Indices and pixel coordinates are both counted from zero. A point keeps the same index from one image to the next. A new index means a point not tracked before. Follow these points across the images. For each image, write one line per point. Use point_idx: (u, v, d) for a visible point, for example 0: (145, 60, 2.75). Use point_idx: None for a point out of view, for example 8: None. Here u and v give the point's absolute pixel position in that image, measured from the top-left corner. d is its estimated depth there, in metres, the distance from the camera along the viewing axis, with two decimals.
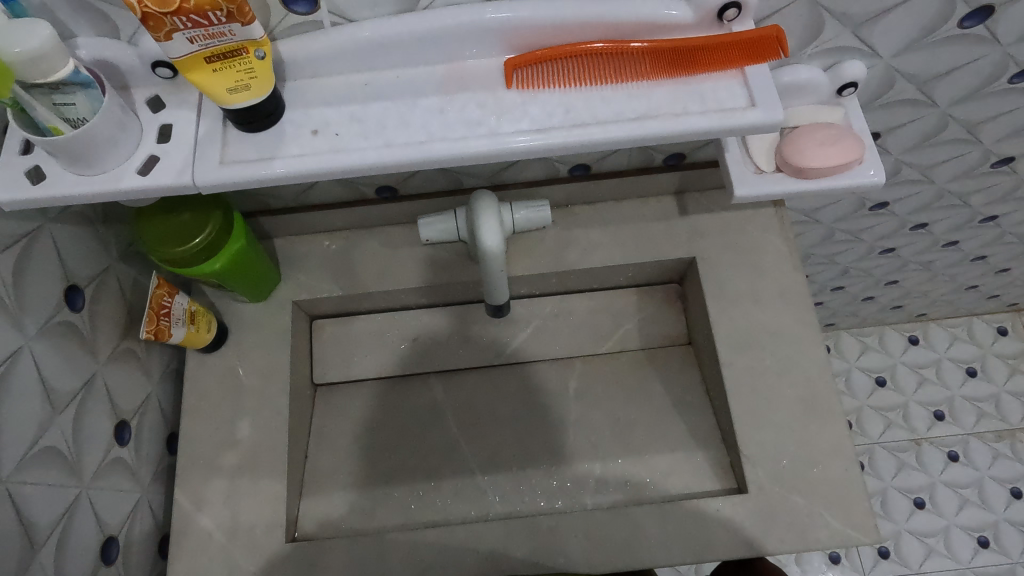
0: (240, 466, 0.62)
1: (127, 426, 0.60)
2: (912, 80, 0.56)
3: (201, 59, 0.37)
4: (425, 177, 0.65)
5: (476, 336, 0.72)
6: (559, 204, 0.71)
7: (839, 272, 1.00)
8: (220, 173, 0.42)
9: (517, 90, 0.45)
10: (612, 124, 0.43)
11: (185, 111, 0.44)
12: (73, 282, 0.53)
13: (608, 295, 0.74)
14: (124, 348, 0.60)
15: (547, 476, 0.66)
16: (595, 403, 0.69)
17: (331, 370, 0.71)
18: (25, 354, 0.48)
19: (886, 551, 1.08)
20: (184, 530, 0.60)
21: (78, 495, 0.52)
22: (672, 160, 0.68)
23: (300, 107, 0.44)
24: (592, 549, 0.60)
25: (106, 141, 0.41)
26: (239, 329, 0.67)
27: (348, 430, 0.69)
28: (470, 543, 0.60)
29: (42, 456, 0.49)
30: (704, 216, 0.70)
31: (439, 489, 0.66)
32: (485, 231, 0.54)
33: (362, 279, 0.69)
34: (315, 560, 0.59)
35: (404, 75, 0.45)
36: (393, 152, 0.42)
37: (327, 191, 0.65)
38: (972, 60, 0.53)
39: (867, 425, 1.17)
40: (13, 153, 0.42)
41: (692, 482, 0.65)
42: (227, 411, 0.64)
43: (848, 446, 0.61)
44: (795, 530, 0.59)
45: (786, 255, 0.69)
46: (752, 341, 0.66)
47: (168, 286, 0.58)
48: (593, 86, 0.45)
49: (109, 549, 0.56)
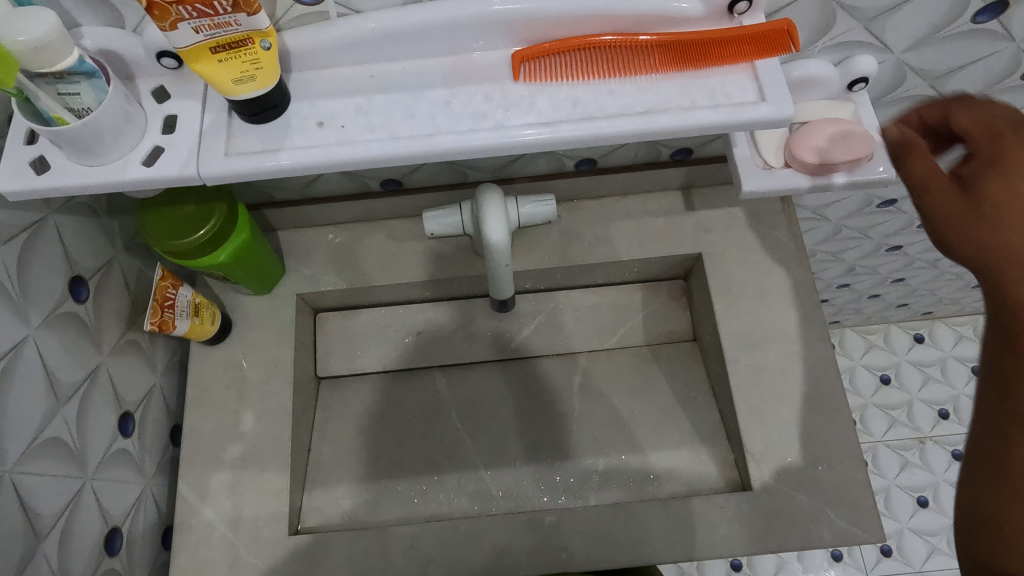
0: (243, 458, 0.62)
1: (131, 417, 0.60)
2: (923, 76, 0.55)
3: (207, 49, 0.36)
4: (431, 171, 0.64)
5: (480, 330, 0.72)
6: (565, 198, 0.71)
7: (846, 269, 0.99)
8: (226, 164, 0.42)
9: (525, 83, 0.44)
10: (620, 118, 0.42)
11: (190, 102, 0.44)
12: (76, 274, 0.53)
13: (613, 290, 0.74)
14: (128, 339, 0.59)
15: (551, 471, 0.66)
16: (599, 399, 0.69)
17: (335, 364, 0.71)
18: (29, 345, 0.48)
19: (888, 549, 1.08)
20: (187, 522, 0.60)
21: (81, 487, 0.52)
22: (679, 156, 0.67)
23: (305, 98, 0.44)
24: (596, 545, 0.59)
25: (112, 131, 0.41)
26: (243, 322, 0.67)
27: (351, 423, 0.69)
28: (473, 537, 0.60)
29: (46, 447, 0.49)
30: (711, 212, 0.70)
31: (442, 484, 0.66)
32: (491, 224, 0.54)
33: (366, 272, 0.69)
34: (318, 552, 0.59)
35: (410, 67, 0.44)
36: (399, 144, 0.42)
37: (332, 184, 0.65)
38: (985, 56, 0.53)
39: (871, 423, 1.16)
40: (18, 142, 0.42)
41: (696, 479, 0.65)
42: (230, 404, 0.64)
43: (853, 444, 0.61)
44: (800, 529, 0.59)
45: (793, 252, 0.68)
46: (758, 337, 0.65)
47: (173, 278, 0.57)
48: (602, 79, 0.44)
49: (112, 540, 0.56)
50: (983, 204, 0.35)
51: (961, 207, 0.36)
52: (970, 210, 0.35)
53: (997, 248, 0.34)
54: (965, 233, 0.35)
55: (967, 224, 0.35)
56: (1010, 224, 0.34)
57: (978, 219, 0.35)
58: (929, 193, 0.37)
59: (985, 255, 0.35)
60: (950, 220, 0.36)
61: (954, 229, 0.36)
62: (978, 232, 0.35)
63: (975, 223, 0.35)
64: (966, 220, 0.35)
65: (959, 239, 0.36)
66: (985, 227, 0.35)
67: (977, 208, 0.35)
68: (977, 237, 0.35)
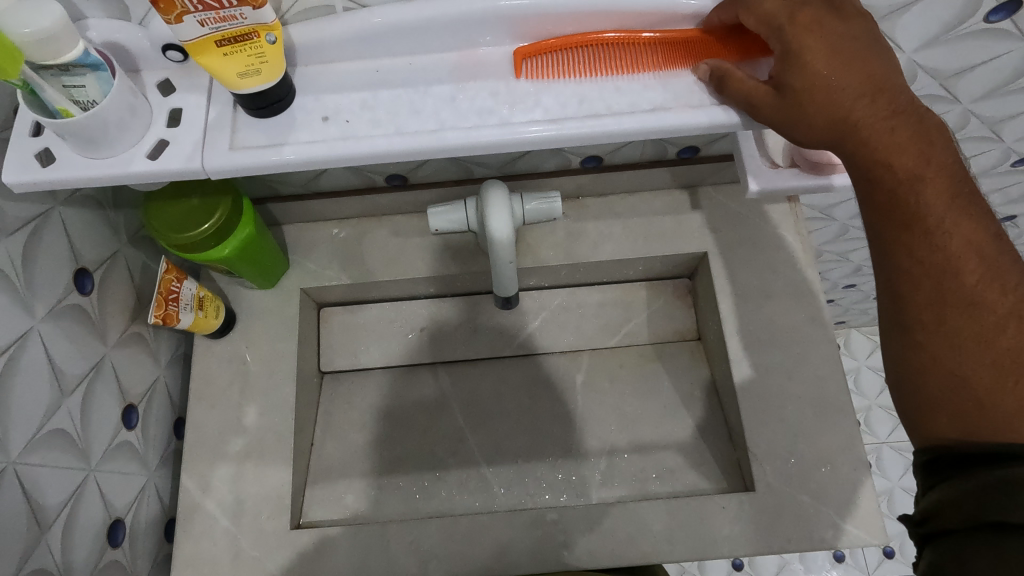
0: (246, 452, 0.63)
1: (135, 410, 0.60)
2: (934, 76, 0.55)
3: (212, 42, 0.36)
4: (436, 167, 0.64)
5: (484, 327, 0.72)
6: (570, 195, 0.70)
7: (853, 269, 0.98)
8: (230, 158, 0.42)
9: (530, 79, 0.44)
10: (626, 116, 0.42)
11: (195, 95, 0.44)
12: (81, 266, 0.53)
13: (617, 288, 0.74)
14: (133, 332, 0.60)
15: (553, 468, 0.66)
16: (601, 397, 0.69)
17: (339, 359, 0.71)
18: (34, 336, 0.48)
19: (891, 551, 1.07)
20: (190, 515, 0.61)
21: (85, 478, 0.52)
22: (686, 154, 0.66)
23: (311, 93, 0.44)
24: (597, 543, 0.59)
25: (117, 124, 0.40)
26: (247, 315, 0.67)
27: (354, 418, 0.69)
28: (475, 533, 0.60)
29: (51, 438, 0.49)
30: (717, 211, 0.69)
31: (445, 480, 0.66)
32: (495, 222, 0.54)
33: (370, 267, 0.69)
34: (319, 547, 0.59)
35: (416, 62, 0.44)
36: (405, 139, 0.42)
37: (337, 179, 0.65)
38: (997, 56, 0.52)
39: (876, 425, 1.16)
40: (23, 134, 0.42)
41: (698, 479, 0.65)
42: (234, 397, 0.64)
43: (857, 445, 0.61)
44: (803, 530, 0.59)
45: (799, 253, 0.67)
46: (762, 337, 0.65)
47: (177, 271, 0.58)
48: (607, 76, 0.44)
49: (115, 531, 0.56)
50: (796, 97, 0.38)
51: (784, 106, 0.38)
52: (791, 103, 0.38)
53: (834, 122, 0.37)
54: (799, 122, 0.38)
55: (797, 119, 0.38)
56: (828, 102, 0.37)
57: (800, 111, 0.38)
58: (756, 104, 0.39)
59: (831, 134, 0.38)
60: (787, 119, 0.39)
61: (794, 126, 0.38)
62: (809, 121, 0.38)
63: (801, 111, 0.38)
64: (795, 111, 0.38)
65: (805, 134, 0.39)
66: (812, 116, 0.38)
67: (795, 99, 0.38)
68: (813, 122, 0.38)
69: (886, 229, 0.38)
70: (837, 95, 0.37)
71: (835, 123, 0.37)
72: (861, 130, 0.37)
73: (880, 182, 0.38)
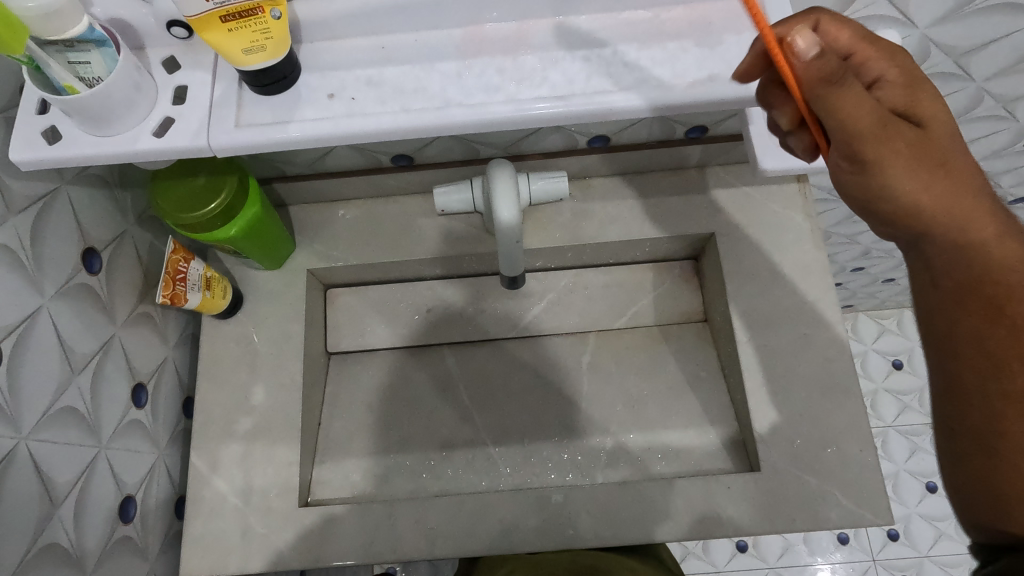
0: (254, 431, 0.63)
1: (144, 388, 0.60)
2: (948, 53, 0.53)
3: (216, 18, 0.35)
4: (442, 146, 0.64)
5: (490, 308, 0.72)
6: (577, 176, 0.70)
7: (861, 252, 0.98)
8: (236, 136, 0.42)
9: (539, 55, 0.43)
10: (634, 92, 0.41)
11: (200, 73, 0.43)
12: (89, 246, 0.53)
13: (624, 269, 0.73)
14: (141, 312, 0.60)
15: (558, 449, 0.66)
16: (607, 378, 0.69)
17: (346, 339, 0.72)
18: (44, 315, 0.48)
19: (896, 534, 1.08)
20: (199, 492, 0.61)
21: (96, 455, 0.53)
22: (694, 133, 0.65)
23: (316, 70, 0.44)
24: (603, 522, 0.60)
25: (123, 101, 0.40)
26: (254, 295, 0.67)
27: (361, 399, 0.70)
28: (481, 512, 0.60)
29: (62, 415, 0.49)
30: (726, 191, 0.69)
31: (451, 460, 0.66)
32: (501, 202, 0.53)
33: (377, 248, 0.69)
34: (327, 525, 0.60)
35: (422, 39, 0.44)
36: (411, 119, 0.41)
37: (342, 159, 0.65)
38: (1012, 32, 0.51)
39: (882, 408, 1.16)
40: (30, 112, 0.42)
41: (704, 460, 0.65)
42: (242, 377, 0.65)
43: (864, 426, 0.61)
44: (807, 510, 0.59)
45: (808, 234, 0.67)
46: (769, 318, 0.65)
47: (184, 251, 0.57)
48: (614, 50, 0.43)
49: (127, 508, 0.56)
50: (919, 146, 0.38)
51: (902, 155, 0.38)
52: (912, 153, 0.38)
53: (940, 191, 0.39)
54: (916, 177, 0.38)
55: (911, 171, 0.38)
56: (940, 160, 0.39)
57: (918, 166, 0.38)
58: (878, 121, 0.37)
59: (926, 197, 0.39)
60: (888, 151, 0.37)
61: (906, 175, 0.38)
62: (923, 179, 0.39)
63: (919, 167, 0.38)
64: (914, 163, 0.38)
65: (893, 176, 0.38)
66: (926, 173, 0.39)
67: (916, 149, 0.38)
68: (925, 179, 0.39)
69: (975, 325, 0.40)
70: (947, 162, 0.39)
71: (943, 193, 0.39)
72: (965, 207, 0.40)
73: (978, 279, 0.40)
